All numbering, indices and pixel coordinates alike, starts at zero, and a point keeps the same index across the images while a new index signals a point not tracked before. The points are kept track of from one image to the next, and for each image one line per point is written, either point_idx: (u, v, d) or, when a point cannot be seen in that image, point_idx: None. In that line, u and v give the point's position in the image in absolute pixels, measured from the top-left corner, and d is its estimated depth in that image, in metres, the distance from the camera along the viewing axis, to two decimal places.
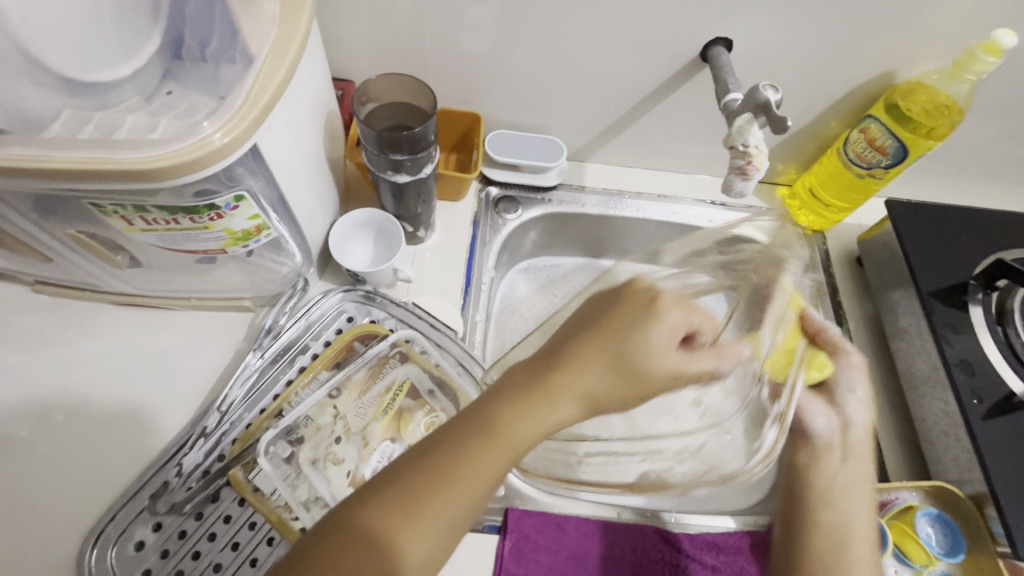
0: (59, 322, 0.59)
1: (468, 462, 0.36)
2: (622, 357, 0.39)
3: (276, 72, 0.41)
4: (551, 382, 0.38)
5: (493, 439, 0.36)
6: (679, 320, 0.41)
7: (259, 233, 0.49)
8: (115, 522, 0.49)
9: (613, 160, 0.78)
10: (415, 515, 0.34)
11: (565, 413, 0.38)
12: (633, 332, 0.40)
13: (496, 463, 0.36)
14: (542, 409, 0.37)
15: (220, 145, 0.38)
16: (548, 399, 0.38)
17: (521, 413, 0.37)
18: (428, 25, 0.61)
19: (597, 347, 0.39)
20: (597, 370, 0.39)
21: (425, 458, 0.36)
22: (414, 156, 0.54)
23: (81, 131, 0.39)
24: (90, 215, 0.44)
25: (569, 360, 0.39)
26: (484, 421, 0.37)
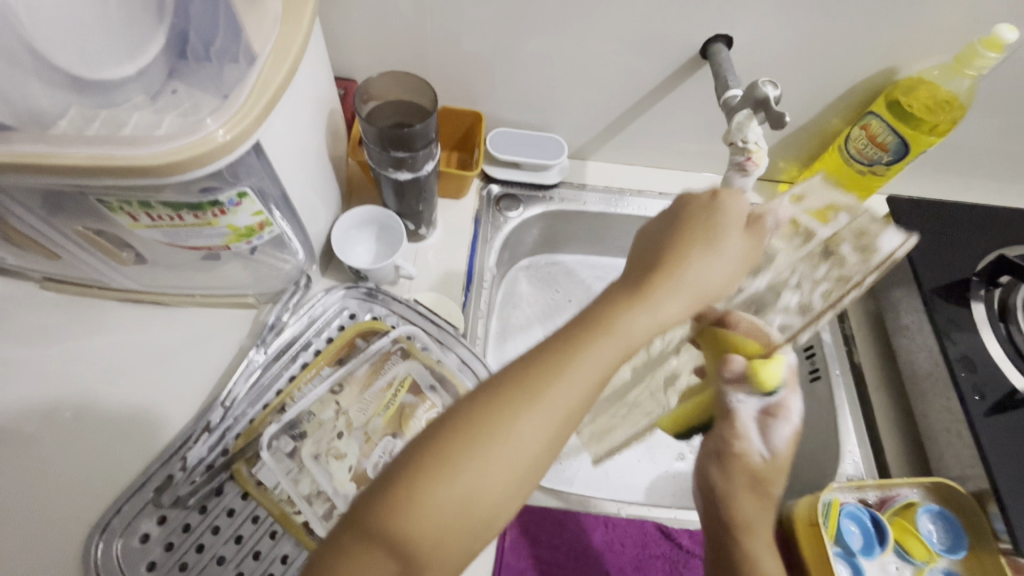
0: (68, 319, 0.60)
1: (514, 403, 0.32)
2: (707, 254, 0.37)
3: (278, 71, 0.41)
4: (636, 302, 0.35)
5: (568, 366, 0.32)
6: (737, 214, 0.39)
7: (262, 229, 0.49)
8: (123, 514, 0.50)
9: (614, 158, 0.78)
10: (492, 442, 0.31)
11: (653, 333, 0.35)
12: (706, 244, 0.37)
13: (580, 390, 0.32)
14: (614, 328, 0.34)
15: (223, 142, 0.39)
16: (623, 319, 0.34)
17: (600, 339, 0.33)
18: (430, 24, 0.61)
19: (675, 257, 0.37)
20: (673, 298, 0.35)
21: (496, 386, 0.32)
22: (416, 153, 0.55)
23: (87, 128, 0.39)
24: (97, 212, 0.45)
25: (643, 279, 0.36)
26: (532, 362, 0.33)
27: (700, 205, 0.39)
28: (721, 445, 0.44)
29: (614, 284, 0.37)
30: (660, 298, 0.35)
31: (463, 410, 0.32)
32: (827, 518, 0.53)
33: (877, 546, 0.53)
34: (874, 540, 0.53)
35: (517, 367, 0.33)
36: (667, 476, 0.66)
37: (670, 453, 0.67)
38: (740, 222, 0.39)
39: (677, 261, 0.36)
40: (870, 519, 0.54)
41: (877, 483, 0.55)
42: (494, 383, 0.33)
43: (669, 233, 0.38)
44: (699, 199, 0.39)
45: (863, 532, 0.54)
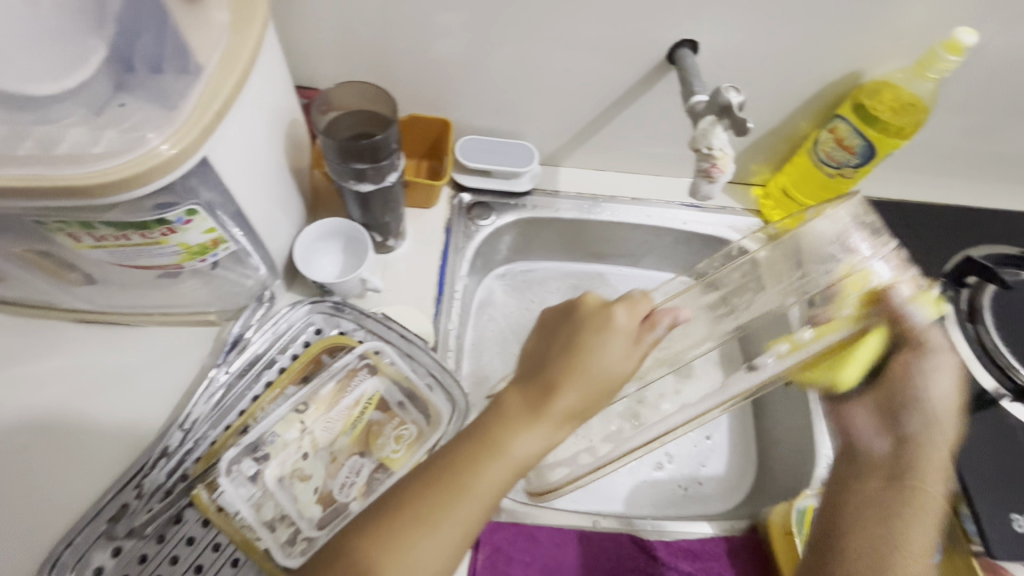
0: (16, 342, 0.57)
1: (427, 512, 0.36)
2: (592, 368, 0.40)
3: (225, 84, 0.40)
4: (523, 424, 0.38)
5: (460, 489, 0.36)
6: (630, 322, 0.44)
7: (217, 246, 0.48)
8: (75, 548, 0.47)
9: (586, 164, 0.77)
10: (394, 552, 0.35)
11: (536, 454, 0.38)
12: (593, 345, 0.41)
13: (476, 505, 0.36)
14: (529, 427, 0.38)
15: (167, 157, 0.37)
16: (535, 421, 0.38)
17: (488, 463, 0.37)
18: (393, 31, 0.60)
19: (567, 364, 0.40)
20: (564, 411, 0.39)
21: (397, 504, 0.36)
22: (378, 165, 0.53)
23: (19, 146, 0.37)
24: (37, 232, 0.43)
25: (545, 389, 0.39)
26: (446, 465, 0.37)
27: (597, 314, 0.43)
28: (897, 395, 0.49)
29: (504, 401, 0.40)
30: (542, 424, 0.38)
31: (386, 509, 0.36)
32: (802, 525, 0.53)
33: None
34: None
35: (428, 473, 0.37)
36: (645, 485, 0.65)
37: (650, 463, 0.66)
38: (627, 336, 0.43)
39: (559, 382, 0.39)
40: None
41: None
42: (399, 494, 0.37)
43: (567, 340, 0.42)
44: (579, 326, 0.43)
45: None
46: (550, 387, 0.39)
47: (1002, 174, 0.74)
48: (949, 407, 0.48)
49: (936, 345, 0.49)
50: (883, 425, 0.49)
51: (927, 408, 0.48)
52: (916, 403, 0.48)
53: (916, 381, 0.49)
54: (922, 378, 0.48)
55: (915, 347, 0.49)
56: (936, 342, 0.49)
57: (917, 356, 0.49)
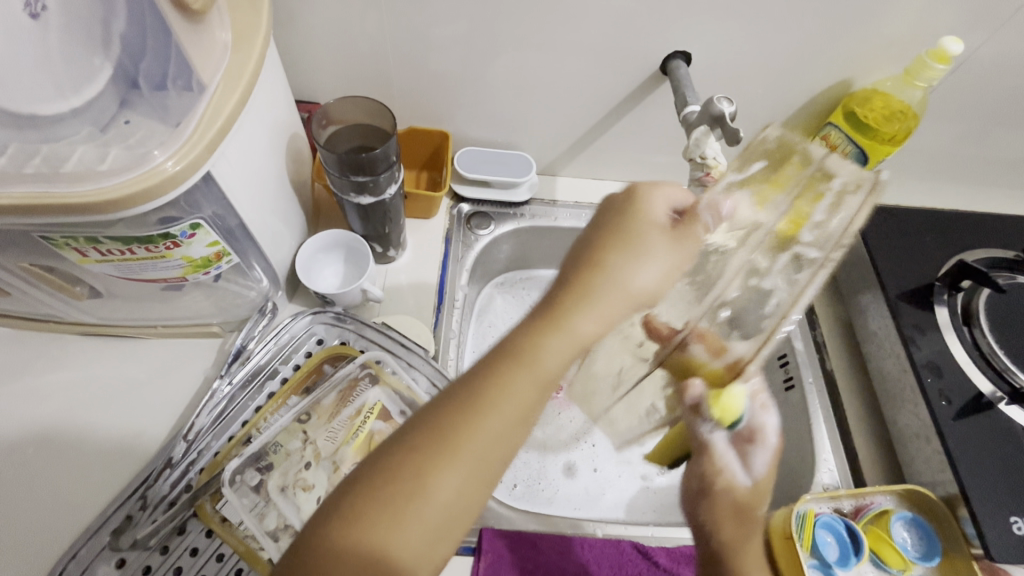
0: (21, 355, 0.58)
1: (443, 440, 0.33)
2: (635, 262, 0.38)
3: (227, 102, 0.41)
4: (546, 332, 0.36)
5: (486, 403, 0.34)
6: (663, 211, 0.41)
7: (220, 259, 0.49)
8: (81, 559, 0.48)
9: (583, 173, 0.78)
10: (425, 488, 0.32)
11: (564, 363, 0.36)
12: (630, 242, 0.39)
13: (512, 409, 0.34)
14: (554, 330, 0.36)
15: (173, 173, 0.38)
16: (558, 323, 0.36)
17: (515, 372, 0.35)
18: (392, 46, 0.61)
19: (595, 266, 0.38)
20: (604, 311, 0.37)
21: (415, 435, 0.34)
22: (376, 178, 0.54)
23: (27, 164, 0.38)
24: (44, 248, 0.44)
25: (570, 293, 0.37)
26: (454, 398, 0.35)
27: (625, 209, 0.40)
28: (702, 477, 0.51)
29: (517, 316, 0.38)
30: (571, 320, 0.36)
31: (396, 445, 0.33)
32: (802, 529, 0.53)
33: (853, 555, 0.52)
34: (850, 550, 0.53)
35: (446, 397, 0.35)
36: (646, 491, 0.66)
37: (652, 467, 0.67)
38: (660, 225, 0.40)
39: (581, 295, 0.37)
40: (846, 528, 0.53)
41: (850, 491, 0.55)
42: (419, 425, 0.34)
43: (599, 238, 0.40)
44: (618, 220, 0.40)
45: (839, 542, 0.53)
46: (575, 295, 0.37)
47: (997, 179, 0.74)
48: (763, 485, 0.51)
49: (740, 440, 0.50)
50: (687, 519, 0.53)
51: (709, 479, 0.50)
52: (716, 485, 0.50)
53: (699, 464, 0.51)
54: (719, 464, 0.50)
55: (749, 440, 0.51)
56: (741, 438, 0.50)
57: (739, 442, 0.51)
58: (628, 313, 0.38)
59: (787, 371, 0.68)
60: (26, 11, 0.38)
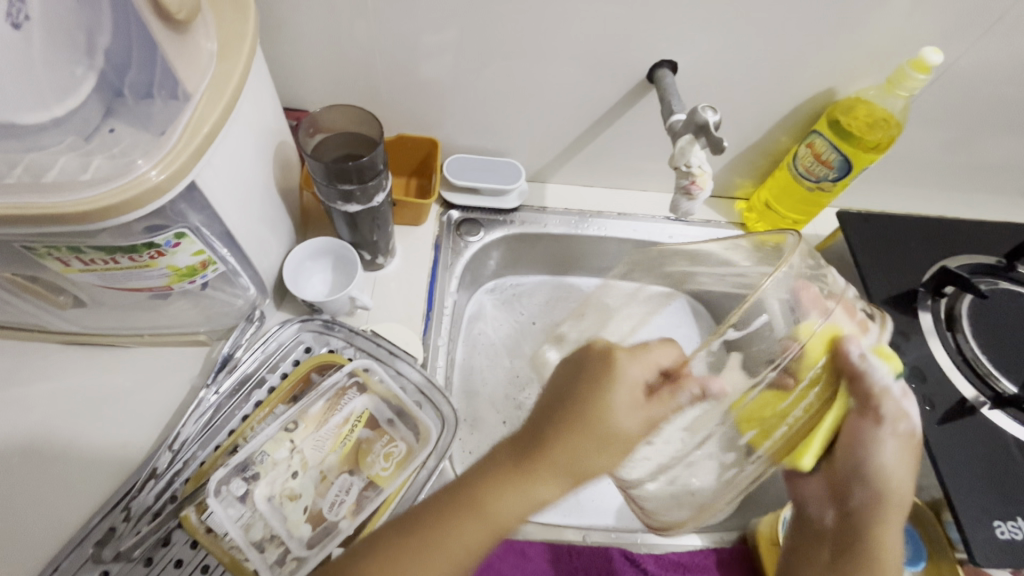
0: (3, 367, 0.57)
1: (397, 565, 0.36)
2: (592, 440, 0.40)
3: (213, 112, 0.41)
4: (507, 483, 0.39)
5: (442, 540, 0.37)
6: (640, 367, 0.45)
7: (206, 268, 0.48)
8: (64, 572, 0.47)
9: (572, 180, 0.79)
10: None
11: (517, 517, 0.39)
12: (594, 393, 0.42)
13: (458, 553, 0.37)
14: (514, 481, 0.39)
15: (156, 182, 0.38)
16: (525, 481, 0.39)
17: (470, 520, 0.38)
18: (380, 54, 0.62)
19: (561, 420, 0.41)
20: (552, 477, 0.39)
21: (375, 554, 0.37)
22: (364, 186, 0.54)
23: (9, 174, 0.38)
24: (26, 258, 0.43)
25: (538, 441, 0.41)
26: (419, 525, 0.38)
27: (611, 361, 0.45)
28: (856, 454, 0.50)
29: (495, 457, 0.41)
30: (542, 463, 0.40)
31: (350, 562, 0.37)
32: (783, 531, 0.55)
33: None
34: None
35: (405, 530, 0.38)
36: None
37: None
38: (631, 389, 0.43)
39: (555, 445, 0.40)
40: None
41: None
42: (401, 530, 0.38)
43: (570, 390, 0.43)
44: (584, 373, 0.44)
45: None
46: (546, 444, 0.40)
47: (978, 185, 0.76)
48: (903, 469, 0.50)
49: (895, 414, 0.48)
50: (828, 497, 0.53)
51: (879, 472, 0.49)
52: (869, 472, 0.50)
53: (868, 450, 0.49)
54: (874, 445, 0.49)
55: (873, 416, 0.47)
56: (895, 411, 0.47)
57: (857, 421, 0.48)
58: (583, 477, 0.40)
59: None
60: (8, 21, 0.37)
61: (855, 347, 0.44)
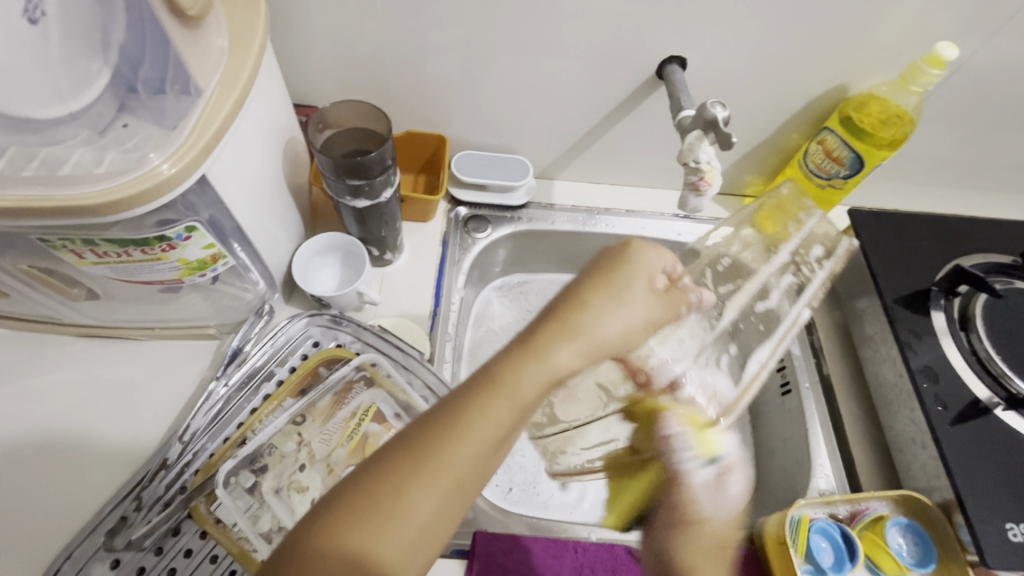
0: (19, 358, 0.58)
1: (437, 442, 0.33)
2: (617, 301, 0.41)
3: (223, 106, 0.41)
4: (533, 350, 0.37)
5: (483, 406, 0.35)
6: (652, 270, 0.44)
7: (216, 262, 0.49)
8: (77, 559, 0.48)
9: (580, 177, 0.78)
10: (400, 487, 0.32)
11: (551, 378, 0.37)
12: (621, 290, 0.42)
13: (502, 419, 0.35)
14: (542, 346, 0.38)
15: (168, 176, 0.39)
16: (551, 334, 0.38)
17: (508, 387, 0.36)
18: (389, 51, 0.62)
19: (580, 310, 0.40)
20: (572, 353, 0.38)
21: (407, 438, 0.34)
22: (372, 181, 0.55)
23: (25, 167, 0.38)
24: (41, 250, 0.44)
25: (562, 319, 0.39)
26: (455, 403, 0.35)
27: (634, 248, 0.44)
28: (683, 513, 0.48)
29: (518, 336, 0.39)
30: (542, 349, 0.37)
31: (385, 457, 0.33)
32: (797, 534, 0.53)
33: (849, 561, 0.52)
34: (845, 555, 0.52)
35: (437, 410, 0.35)
36: None
37: None
38: (648, 277, 0.43)
39: (556, 333, 0.38)
40: (841, 533, 0.53)
41: (846, 496, 0.55)
42: (398, 442, 0.34)
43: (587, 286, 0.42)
44: (605, 273, 0.42)
45: (833, 547, 0.53)
46: (549, 330, 0.38)
47: (994, 184, 0.74)
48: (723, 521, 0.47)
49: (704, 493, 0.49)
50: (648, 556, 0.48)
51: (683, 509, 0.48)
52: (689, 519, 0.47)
53: (681, 496, 0.50)
54: (687, 495, 0.49)
55: (677, 485, 0.51)
56: (703, 492, 0.49)
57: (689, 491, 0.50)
58: (589, 353, 0.39)
59: (784, 376, 0.68)
60: (25, 17, 0.38)
61: (671, 425, 0.55)
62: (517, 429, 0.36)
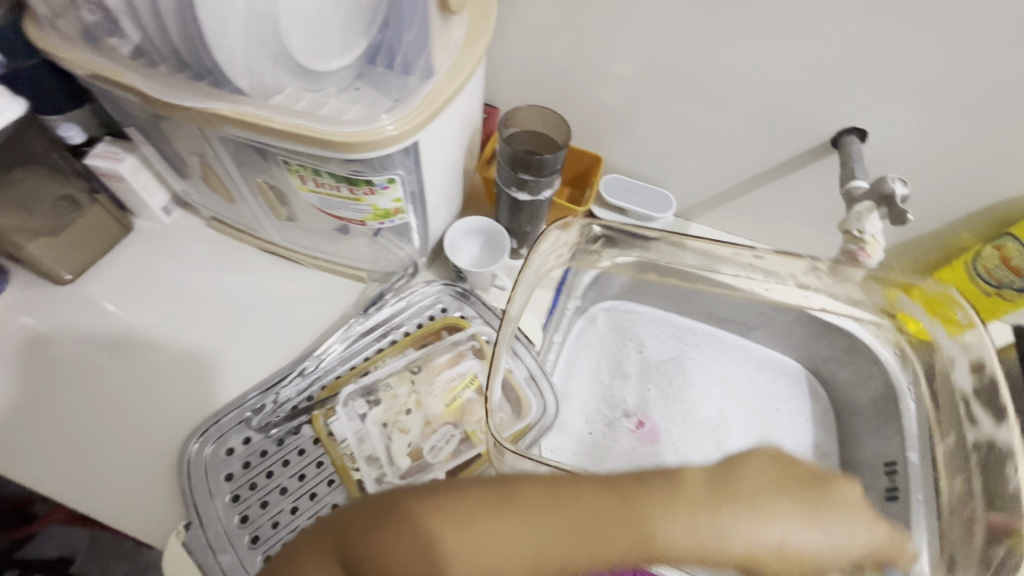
0: (215, 253, 0.71)
1: (478, 521, 0.29)
2: (748, 516, 0.33)
3: (446, 88, 0.49)
4: (620, 508, 0.31)
5: (537, 521, 0.30)
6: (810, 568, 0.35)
7: (396, 214, 0.57)
8: (222, 427, 0.57)
9: (719, 225, 0.79)
10: (457, 531, 0.29)
11: (625, 560, 0.30)
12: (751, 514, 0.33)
13: (557, 547, 0.29)
14: (628, 513, 0.31)
15: (389, 135, 0.46)
16: (642, 503, 0.31)
17: (580, 532, 0.30)
18: (577, 72, 0.68)
19: (710, 512, 0.32)
20: (667, 532, 0.31)
21: (444, 495, 0.30)
22: (539, 178, 0.60)
23: (294, 103, 0.48)
24: (278, 171, 0.54)
25: (661, 492, 0.32)
26: (503, 488, 0.31)
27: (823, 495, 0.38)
28: None
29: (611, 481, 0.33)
30: (624, 526, 0.30)
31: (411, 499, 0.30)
32: None
33: None
34: None
35: (489, 483, 0.31)
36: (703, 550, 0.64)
37: None
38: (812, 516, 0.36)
39: (659, 506, 0.32)
40: None
41: None
42: (469, 487, 0.31)
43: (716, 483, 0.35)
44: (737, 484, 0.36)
45: None
46: (646, 496, 0.32)
47: None
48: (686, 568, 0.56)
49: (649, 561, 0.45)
50: None
51: None
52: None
53: None
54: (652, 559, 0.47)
55: None
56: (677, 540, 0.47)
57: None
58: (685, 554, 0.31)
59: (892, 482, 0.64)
60: None
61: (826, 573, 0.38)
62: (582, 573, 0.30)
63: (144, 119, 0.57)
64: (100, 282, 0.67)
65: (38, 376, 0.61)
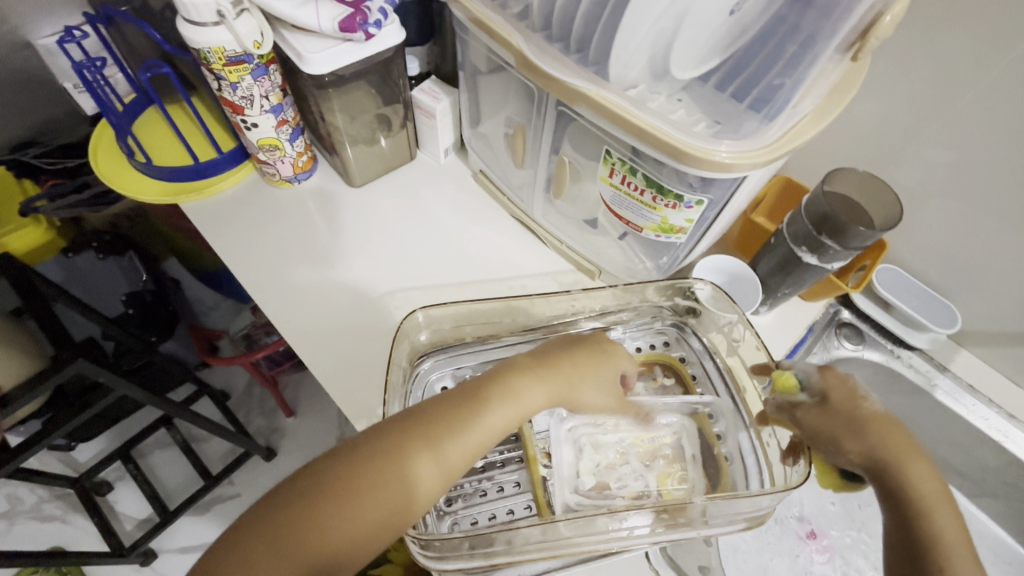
0: (472, 202, 0.77)
1: (349, 487, 0.40)
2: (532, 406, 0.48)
3: (803, 134, 0.46)
4: (416, 452, 0.42)
5: (382, 476, 0.41)
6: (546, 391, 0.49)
7: (677, 234, 0.55)
8: (452, 366, 0.64)
9: (987, 357, 0.73)
10: (332, 513, 0.39)
11: (437, 478, 0.43)
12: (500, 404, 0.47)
13: (389, 491, 0.41)
14: (428, 456, 0.43)
15: (722, 161, 0.45)
16: (436, 450, 0.43)
17: (390, 474, 0.41)
18: (909, 147, 0.63)
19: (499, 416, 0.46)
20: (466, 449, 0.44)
21: (316, 481, 0.41)
22: (843, 248, 0.56)
23: (650, 97, 0.49)
24: (594, 153, 0.56)
25: (472, 420, 0.45)
26: (344, 470, 0.41)
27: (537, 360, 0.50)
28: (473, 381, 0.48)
29: (407, 424, 0.44)
30: (423, 464, 0.42)
31: (296, 486, 0.41)
32: None
33: None
34: None
35: (340, 465, 0.42)
36: None
37: None
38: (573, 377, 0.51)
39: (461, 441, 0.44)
40: None
41: None
42: (325, 476, 0.41)
43: (465, 395, 0.46)
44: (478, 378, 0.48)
45: None
46: (455, 434, 0.44)
47: None
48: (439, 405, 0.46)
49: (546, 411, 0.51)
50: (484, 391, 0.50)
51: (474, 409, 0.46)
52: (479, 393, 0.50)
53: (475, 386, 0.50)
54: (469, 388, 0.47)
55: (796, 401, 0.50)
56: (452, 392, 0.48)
57: (522, 382, 0.48)
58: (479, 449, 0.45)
59: None
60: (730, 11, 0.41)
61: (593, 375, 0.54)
62: (420, 493, 0.42)
63: (486, 71, 0.63)
64: (377, 194, 0.77)
65: (314, 254, 0.71)
